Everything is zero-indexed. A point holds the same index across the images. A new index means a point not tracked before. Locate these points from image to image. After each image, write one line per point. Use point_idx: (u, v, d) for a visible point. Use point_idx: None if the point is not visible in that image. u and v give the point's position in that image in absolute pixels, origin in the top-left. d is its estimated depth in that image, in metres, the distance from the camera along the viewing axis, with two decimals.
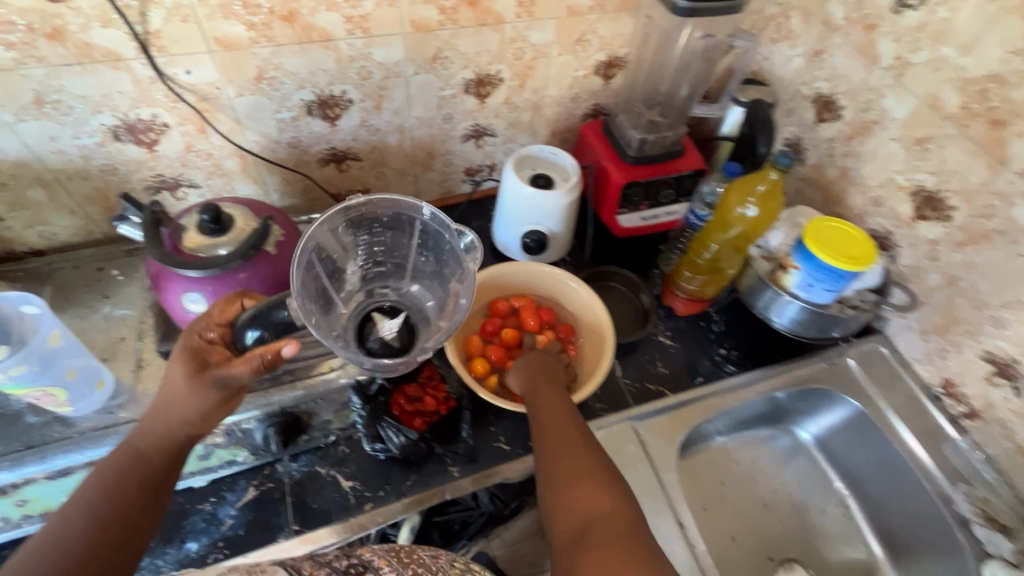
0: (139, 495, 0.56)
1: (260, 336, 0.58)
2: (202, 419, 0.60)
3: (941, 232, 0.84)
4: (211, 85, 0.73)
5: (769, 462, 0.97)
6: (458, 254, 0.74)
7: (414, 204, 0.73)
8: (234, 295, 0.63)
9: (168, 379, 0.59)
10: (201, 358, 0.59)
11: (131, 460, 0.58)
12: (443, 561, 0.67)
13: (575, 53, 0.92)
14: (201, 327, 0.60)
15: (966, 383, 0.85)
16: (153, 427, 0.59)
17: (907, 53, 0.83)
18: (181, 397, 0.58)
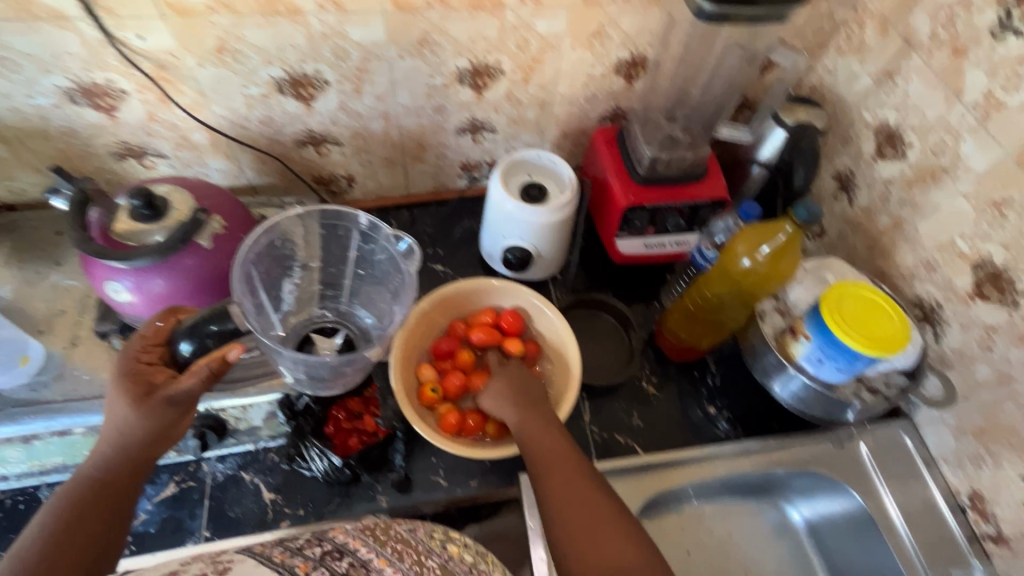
0: (98, 525, 0.52)
1: (201, 345, 0.56)
2: (159, 443, 0.56)
3: (1002, 318, 0.69)
4: (167, 52, 0.67)
5: (749, 539, 0.84)
6: (398, 263, 0.73)
7: (354, 216, 0.73)
8: (166, 312, 0.60)
9: (112, 410, 0.55)
10: (148, 381, 0.55)
11: (86, 491, 0.53)
12: (421, 534, 0.51)
13: (591, 48, 0.80)
14: (139, 351, 0.57)
15: (999, 502, 0.71)
16: (106, 453, 0.54)
17: (1000, 91, 0.65)
18: (135, 424, 0.54)
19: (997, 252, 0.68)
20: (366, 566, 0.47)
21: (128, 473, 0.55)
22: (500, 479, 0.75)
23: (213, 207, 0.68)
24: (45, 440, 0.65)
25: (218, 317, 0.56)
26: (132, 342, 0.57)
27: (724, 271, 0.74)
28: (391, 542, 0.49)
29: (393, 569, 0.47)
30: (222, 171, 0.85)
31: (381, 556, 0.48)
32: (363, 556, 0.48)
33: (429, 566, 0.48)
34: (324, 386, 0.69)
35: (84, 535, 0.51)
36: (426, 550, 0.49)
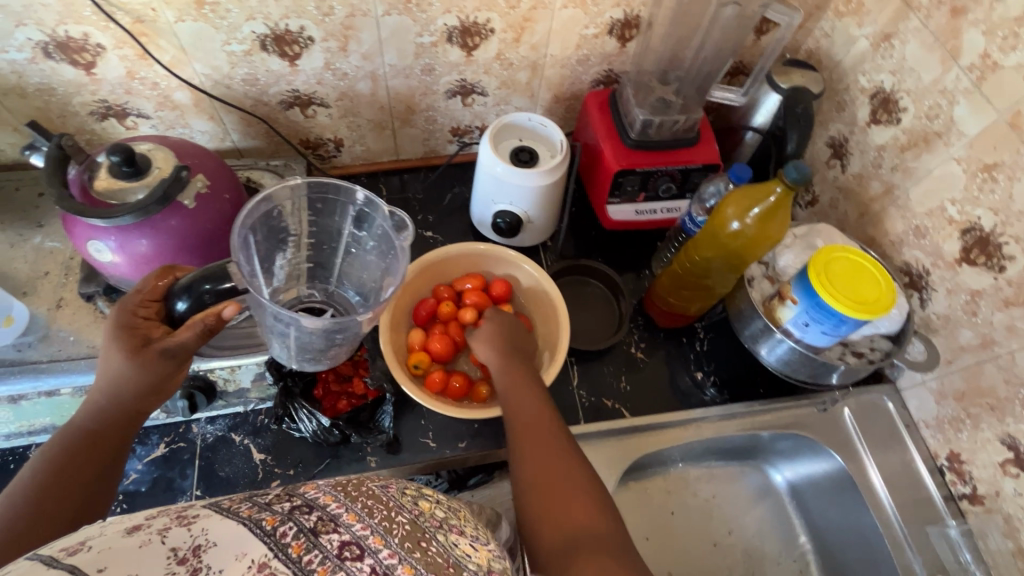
0: (86, 475, 0.51)
1: (196, 300, 0.53)
2: (153, 395, 0.55)
3: (987, 283, 0.69)
4: (145, 5, 0.65)
5: (732, 500, 0.86)
6: (390, 237, 0.67)
7: (349, 189, 0.68)
8: (163, 270, 0.57)
9: (106, 361, 0.53)
10: (144, 335, 0.53)
11: (75, 443, 0.52)
12: (393, 490, 0.48)
13: (584, 7, 0.77)
14: (135, 304, 0.54)
15: (976, 463, 0.73)
16: (99, 406, 0.53)
17: (997, 52, 0.64)
18: (130, 375, 0.53)
19: (986, 217, 0.68)
20: (334, 520, 0.41)
21: (118, 426, 0.54)
22: (487, 440, 0.75)
23: (196, 166, 0.67)
24: (34, 400, 0.66)
25: (219, 274, 0.54)
26: (128, 297, 0.55)
27: (713, 234, 0.74)
28: (361, 497, 0.44)
29: (363, 524, 0.41)
30: (207, 133, 0.84)
31: (350, 511, 0.42)
32: (333, 511, 0.42)
33: (400, 521, 0.44)
34: (315, 359, 0.66)
35: (71, 485, 0.50)
36: (396, 505, 0.45)
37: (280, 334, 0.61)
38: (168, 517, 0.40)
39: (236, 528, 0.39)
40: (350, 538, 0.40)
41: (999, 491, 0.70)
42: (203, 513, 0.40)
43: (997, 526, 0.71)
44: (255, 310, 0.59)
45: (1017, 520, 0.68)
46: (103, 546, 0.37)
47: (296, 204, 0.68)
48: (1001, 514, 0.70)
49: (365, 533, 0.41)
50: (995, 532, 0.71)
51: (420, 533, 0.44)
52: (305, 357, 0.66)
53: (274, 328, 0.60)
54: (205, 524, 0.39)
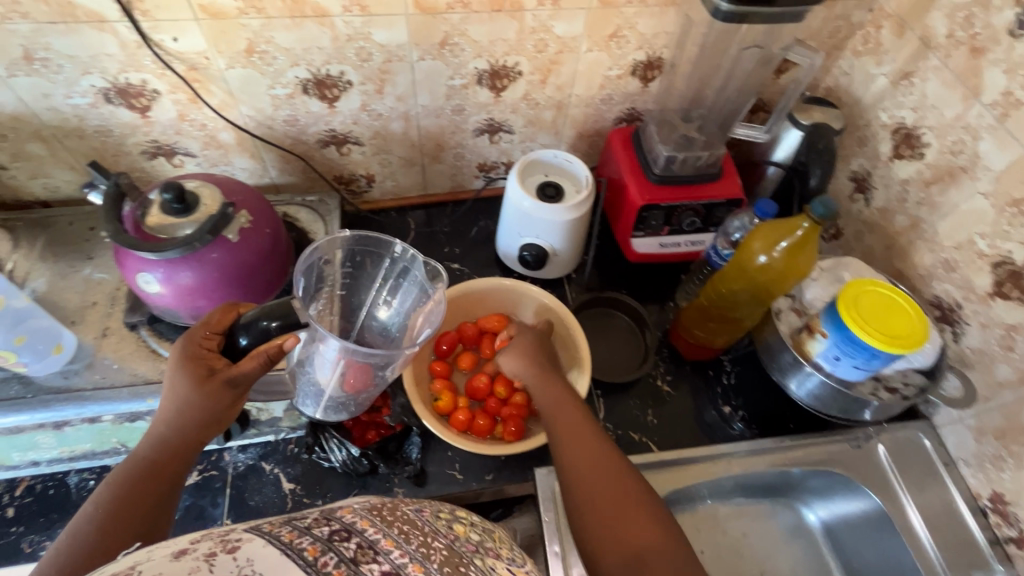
0: (145, 504, 0.52)
1: (260, 329, 0.56)
2: (213, 425, 0.56)
3: (1022, 317, 0.68)
4: (200, 54, 0.70)
5: (765, 539, 0.84)
6: (425, 290, 0.72)
7: (389, 243, 0.73)
8: (230, 304, 0.61)
9: (172, 390, 0.55)
10: (208, 365, 0.56)
11: (138, 472, 0.53)
12: (428, 516, 0.50)
13: (608, 50, 0.81)
14: (201, 337, 0.58)
15: (1022, 504, 0.70)
16: (162, 434, 0.55)
17: (1019, 90, 0.65)
18: (194, 405, 0.54)
19: (1017, 251, 0.68)
20: (373, 547, 0.43)
21: (178, 454, 0.55)
22: (514, 474, 0.75)
23: (240, 202, 0.70)
24: (76, 427, 0.69)
25: (285, 308, 0.57)
26: (196, 327, 0.59)
27: (740, 267, 0.74)
28: (397, 524, 0.46)
29: (401, 551, 0.43)
30: (247, 170, 0.88)
31: (387, 537, 0.44)
32: (371, 537, 0.44)
33: (436, 547, 0.46)
34: (350, 400, 0.70)
35: (132, 514, 0.51)
36: (432, 531, 0.48)
37: (326, 369, 0.65)
38: (213, 543, 0.41)
39: (280, 556, 0.40)
40: (389, 566, 0.42)
41: None
42: (246, 538, 0.42)
43: None
44: (306, 345, 0.64)
45: None
46: (153, 573, 0.38)
47: (337, 260, 0.72)
48: None
49: (403, 560, 0.43)
50: None
51: (458, 558, 0.46)
52: (333, 405, 0.70)
53: (323, 361, 0.64)
54: (249, 551, 0.40)
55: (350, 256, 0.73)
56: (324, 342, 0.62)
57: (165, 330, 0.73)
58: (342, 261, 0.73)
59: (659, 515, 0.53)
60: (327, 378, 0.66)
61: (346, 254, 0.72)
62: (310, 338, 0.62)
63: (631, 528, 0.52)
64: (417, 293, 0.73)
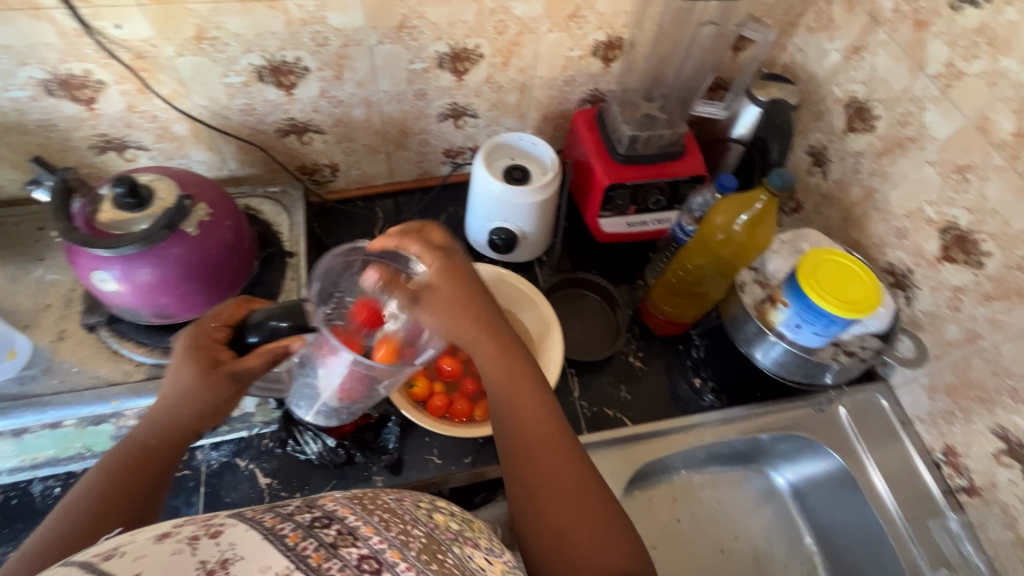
0: (135, 494, 0.51)
1: (273, 328, 0.55)
2: (210, 418, 0.55)
3: (968, 279, 0.72)
4: (146, 42, 0.67)
5: (737, 504, 0.87)
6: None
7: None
8: (244, 299, 0.60)
9: (173, 376, 0.53)
10: (213, 356, 0.54)
11: (132, 459, 0.52)
12: (408, 504, 0.51)
13: (568, 30, 0.81)
14: (211, 327, 0.56)
15: (970, 455, 0.74)
16: (160, 421, 0.54)
17: (960, 61, 0.68)
18: (195, 396, 0.53)
19: (961, 216, 0.71)
20: (353, 534, 0.43)
21: (173, 445, 0.54)
22: (492, 456, 0.76)
23: (198, 195, 0.68)
24: (36, 433, 0.66)
25: (295, 310, 0.56)
26: (206, 315, 0.57)
27: (703, 241, 0.76)
28: (378, 512, 0.47)
29: (380, 537, 0.44)
30: (205, 162, 0.85)
31: (369, 524, 0.45)
32: (351, 524, 0.44)
33: (416, 534, 0.46)
34: (343, 407, 0.67)
35: (117, 506, 0.49)
36: (412, 519, 0.48)
37: (328, 377, 0.62)
38: (196, 526, 0.41)
39: (262, 541, 0.40)
40: (369, 550, 0.42)
41: (994, 482, 0.72)
42: (229, 523, 0.42)
43: (996, 517, 0.72)
44: (310, 349, 0.60)
45: (1015, 509, 0.70)
46: (136, 554, 0.38)
47: None
48: (998, 504, 0.72)
49: (383, 546, 0.43)
50: (994, 523, 0.72)
51: (436, 545, 0.46)
52: (323, 408, 0.68)
53: (327, 368, 0.61)
54: (232, 536, 0.40)
55: None
56: (334, 354, 0.59)
57: (126, 330, 0.71)
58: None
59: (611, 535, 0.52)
60: (323, 383, 0.63)
61: None
62: (315, 343, 0.59)
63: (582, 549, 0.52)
64: None
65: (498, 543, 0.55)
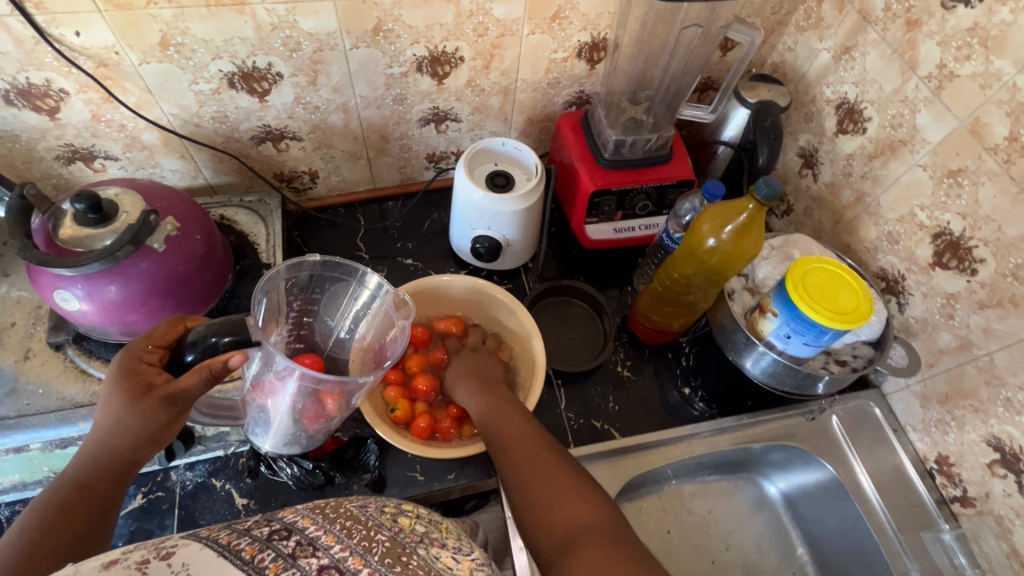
0: (73, 527, 0.48)
1: (209, 343, 0.52)
2: (148, 445, 0.53)
3: (962, 285, 0.70)
4: (108, 49, 0.64)
5: (727, 514, 0.85)
6: (389, 316, 0.68)
7: (357, 269, 0.69)
8: (176, 317, 0.57)
9: (106, 405, 0.51)
10: (146, 382, 0.52)
11: (68, 492, 0.50)
12: (372, 510, 0.49)
13: (551, 32, 0.78)
14: (141, 350, 0.53)
15: (964, 465, 0.73)
16: (94, 452, 0.52)
17: (953, 62, 0.66)
18: (126, 422, 0.51)
19: (954, 222, 0.70)
20: (313, 544, 0.42)
21: (111, 474, 0.52)
22: (477, 471, 0.74)
23: (165, 208, 0.66)
24: (1, 457, 0.64)
25: (237, 325, 0.53)
26: (137, 338, 0.54)
27: (690, 250, 0.74)
28: (340, 520, 0.46)
29: (342, 545, 0.43)
30: (178, 171, 0.82)
31: (330, 532, 0.44)
32: (311, 534, 0.43)
33: (379, 539, 0.45)
34: (304, 432, 0.66)
35: (53, 542, 0.47)
36: (376, 524, 0.47)
37: (281, 397, 0.62)
38: (146, 550, 0.39)
39: (216, 557, 0.39)
40: (329, 560, 0.41)
41: (989, 493, 0.70)
42: (181, 544, 0.40)
43: (990, 528, 0.71)
44: (258, 366, 0.60)
45: (1009, 521, 0.68)
46: None
47: (301, 281, 0.69)
48: (992, 515, 0.70)
49: (344, 554, 0.42)
50: (988, 534, 0.71)
51: (400, 549, 0.46)
52: (283, 437, 0.66)
53: (278, 388, 0.61)
54: (184, 557, 0.39)
55: (320, 278, 0.70)
56: (278, 370, 0.58)
57: (95, 348, 0.69)
58: (308, 282, 0.70)
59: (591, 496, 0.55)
60: (278, 405, 0.63)
61: (312, 278, 0.70)
62: (260, 359, 0.59)
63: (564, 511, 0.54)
64: (379, 320, 0.70)
65: (466, 543, 0.54)
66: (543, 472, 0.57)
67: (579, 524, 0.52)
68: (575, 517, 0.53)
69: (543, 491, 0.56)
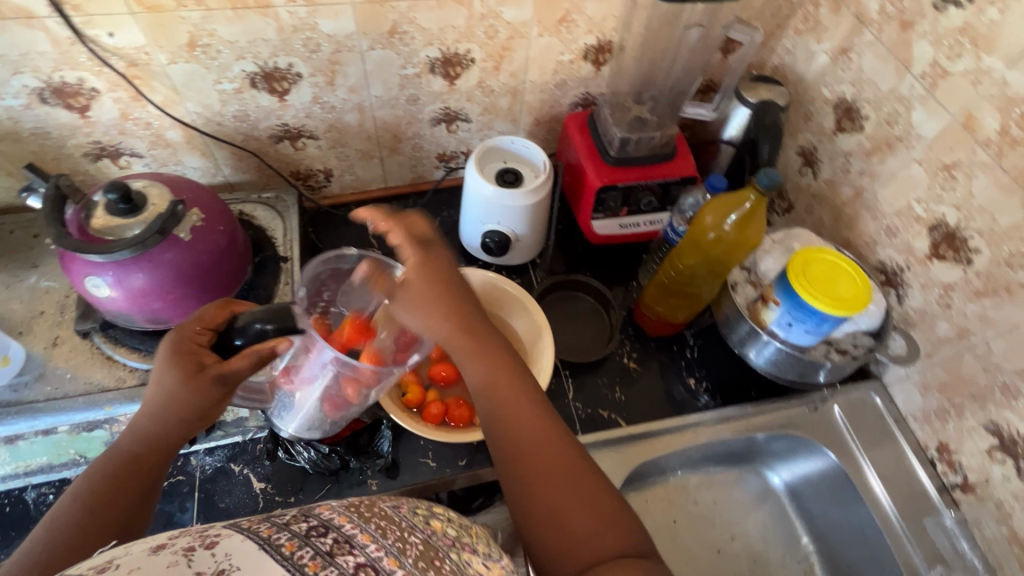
0: (122, 503, 0.50)
1: (260, 329, 0.55)
2: (196, 424, 0.54)
3: (958, 275, 0.72)
4: (139, 49, 0.68)
5: (733, 504, 0.87)
6: None
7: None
8: (223, 302, 0.59)
9: (158, 381, 0.53)
10: (197, 361, 0.54)
11: (116, 470, 0.51)
12: (405, 511, 0.52)
13: (558, 34, 0.82)
14: (193, 331, 0.55)
15: (964, 452, 0.75)
16: (145, 428, 0.53)
17: (945, 60, 0.69)
18: (179, 400, 0.52)
19: (950, 214, 0.72)
20: (350, 542, 0.44)
21: (157, 452, 0.53)
22: (487, 458, 0.76)
23: (190, 200, 0.68)
24: (31, 439, 0.66)
25: (282, 312, 0.56)
26: (187, 320, 0.57)
27: (694, 241, 0.76)
28: (374, 520, 0.48)
29: (377, 545, 0.44)
30: (198, 169, 0.86)
31: (365, 532, 0.46)
32: (348, 532, 0.45)
33: (412, 542, 0.47)
34: (324, 425, 0.68)
35: (104, 518, 0.48)
36: (409, 526, 0.49)
37: (310, 384, 0.65)
38: (192, 537, 0.41)
39: (257, 551, 0.40)
40: (365, 559, 0.43)
41: (989, 478, 0.72)
42: (223, 534, 0.42)
43: (990, 513, 0.72)
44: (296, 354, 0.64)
45: (1008, 505, 0.70)
46: (131, 566, 0.38)
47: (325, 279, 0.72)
48: (992, 501, 0.72)
49: (380, 554, 0.44)
50: (990, 520, 0.72)
51: (433, 552, 0.47)
52: (304, 425, 0.69)
53: (310, 375, 0.64)
54: (226, 547, 0.40)
55: (343, 278, 0.74)
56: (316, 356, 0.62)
57: (120, 336, 0.71)
58: (332, 281, 0.73)
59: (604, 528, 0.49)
60: (308, 394, 0.66)
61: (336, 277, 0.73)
62: (301, 347, 0.62)
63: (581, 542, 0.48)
64: None
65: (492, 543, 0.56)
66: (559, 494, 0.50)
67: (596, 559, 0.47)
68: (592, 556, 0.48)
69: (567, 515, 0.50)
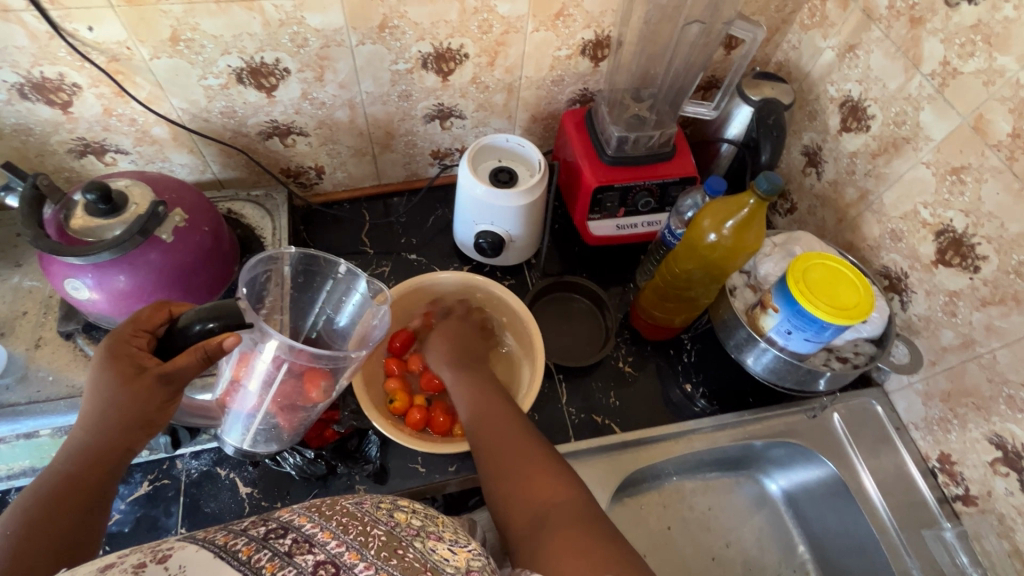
0: (69, 517, 0.49)
1: (204, 328, 0.52)
2: (140, 430, 0.53)
3: (965, 283, 0.70)
4: (120, 44, 0.66)
5: (729, 511, 0.85)
6: (370, 308, 0.70)
7: (334, 263, 0.72)
8: (158, 303, 0.56)
9: (96, 389, 0.51)
10: (137, 364, 0.52)
11: (57, 485, 0.50)
12: (367, 506, 0.50)
13: (555, 29, 0.79)
14: (129, 334, 0.53)
15: (966, 464, 0.73)
16: (83, 441, 0.52)
17: (956, 59, 0.66)
18: (118, 406, 0.51)
19: (957, 219, 0.70)
20: (310, 540, 0.43)
21: (99, 466, 0.51)
22: (478, 464, 0.75)
23: (174, 201, 0.67)
24: (13, 442, 0.66)
25: (225, 308, 0.53)
26: (123, 323, 0.54)
27: (692, 245, 0.74)
28: (336, 518, 0.47)
29: (338, 541, 0.44)
30: (186, 166, 0.84)
31: (326, 530, 0.45)
32: (308, 531, 0.45)
33: (375, 534, 0.46)
34: (284, 425, 0.67)
35: (44, 541, 0.46)
36: (371, 520, 0.48)
37: (259, 387, 0.64)
38: (142, 552, 0.40)
39: (212, 558, 0.40)
40: (325, 555, 0.42)
41: (991, 491, 0.70)
42: (177, 546, 0.41)
43: (992, 526, 0.70)
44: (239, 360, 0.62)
45: (1011, 519, 0.68)
46: None
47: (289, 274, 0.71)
48: (994, 514, 0.70)
49: (340, 549, 0.43)
50: (992, 533, 0.70)
51: (397, 542, 0.47)
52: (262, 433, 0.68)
53: (259, 378, 0.63)
54: (181, 558, 0.40)
55: (303, 271, 0.72)
56: (264, 358, 0.61)
57: (103, 337, 0.70)
58: (295, 275, 0.72)
59: (562, 476, 0.58)
60: (264, 394, 0.64)
61: (296, 272, 0.72)
62: (247, 347, 0.60)
63: (540, 490, 0.56)
64: (359, 309, 0.72)
65: (464, 537, 0.54)
66: (516, 457, 0.60)
67: (549, 503, 0.55)
68: (549, 498, 0.55)
69: (518, 473, 0.58)
